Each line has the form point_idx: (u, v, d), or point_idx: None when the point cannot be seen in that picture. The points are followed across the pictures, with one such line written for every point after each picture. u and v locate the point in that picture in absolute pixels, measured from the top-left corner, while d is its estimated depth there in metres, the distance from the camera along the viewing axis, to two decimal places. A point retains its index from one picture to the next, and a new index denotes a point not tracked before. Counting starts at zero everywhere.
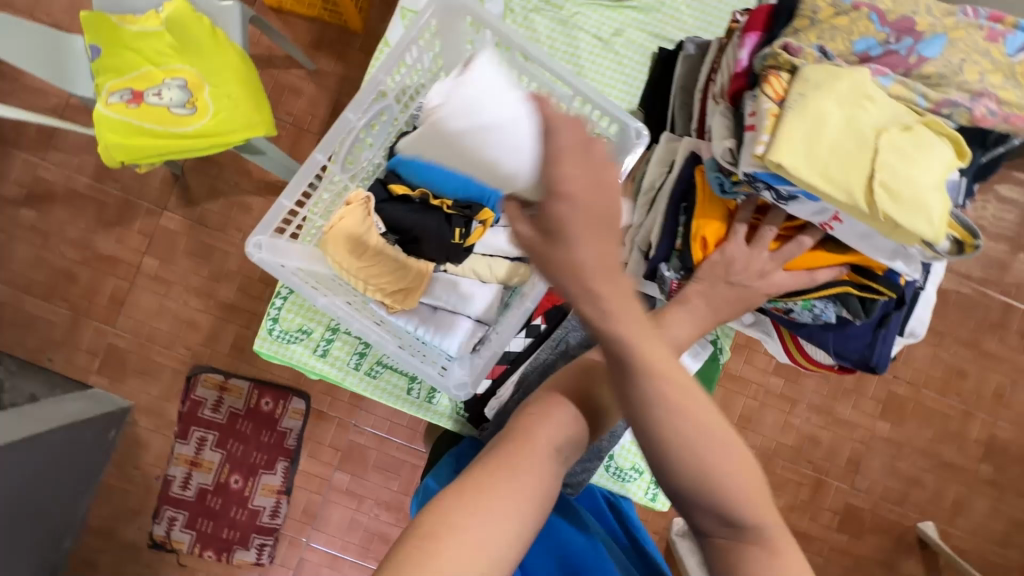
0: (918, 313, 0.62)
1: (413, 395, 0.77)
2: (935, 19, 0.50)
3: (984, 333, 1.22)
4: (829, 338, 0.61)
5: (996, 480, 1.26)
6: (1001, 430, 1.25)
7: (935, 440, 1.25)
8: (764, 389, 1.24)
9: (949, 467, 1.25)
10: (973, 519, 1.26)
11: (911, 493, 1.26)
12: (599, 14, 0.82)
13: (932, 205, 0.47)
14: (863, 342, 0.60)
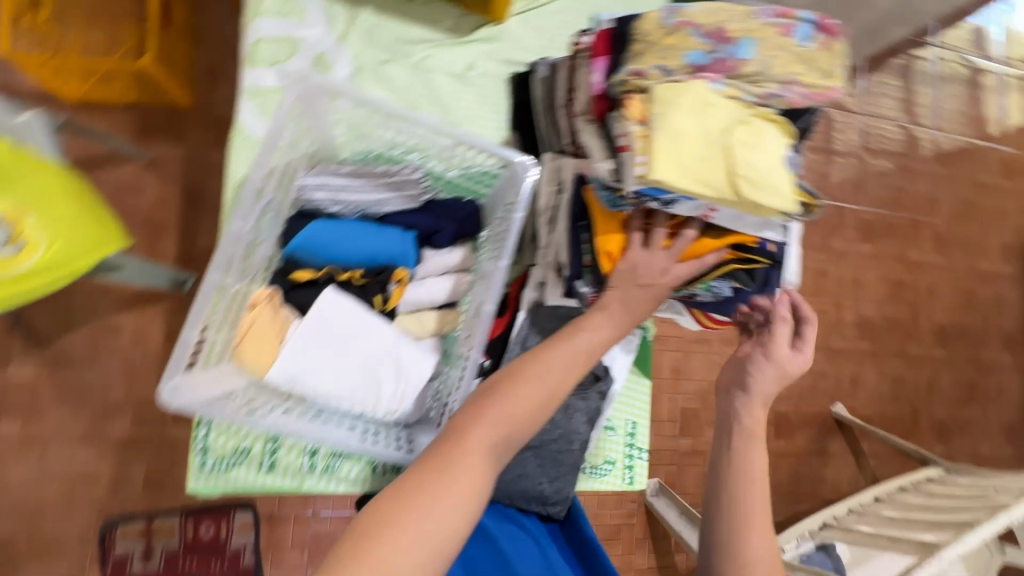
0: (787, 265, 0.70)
1: (379, 473, 0.74)
2: (743, 25, 0.58)
3: (829, 236, 1.46)
4: (726, 307, 0.68)
5: (873, 350, 1.50)
6: (863, 309, 1.49)
7: (821, 334, 1.46)
8: None
9: (838, 352, 1.47)
10: (866, 388, 1.49)
11: (817, 384, 1.46)
12: (448, 54, 0.84)
13: (782, 182, 0.55)
14: (755, 304, 0.66)
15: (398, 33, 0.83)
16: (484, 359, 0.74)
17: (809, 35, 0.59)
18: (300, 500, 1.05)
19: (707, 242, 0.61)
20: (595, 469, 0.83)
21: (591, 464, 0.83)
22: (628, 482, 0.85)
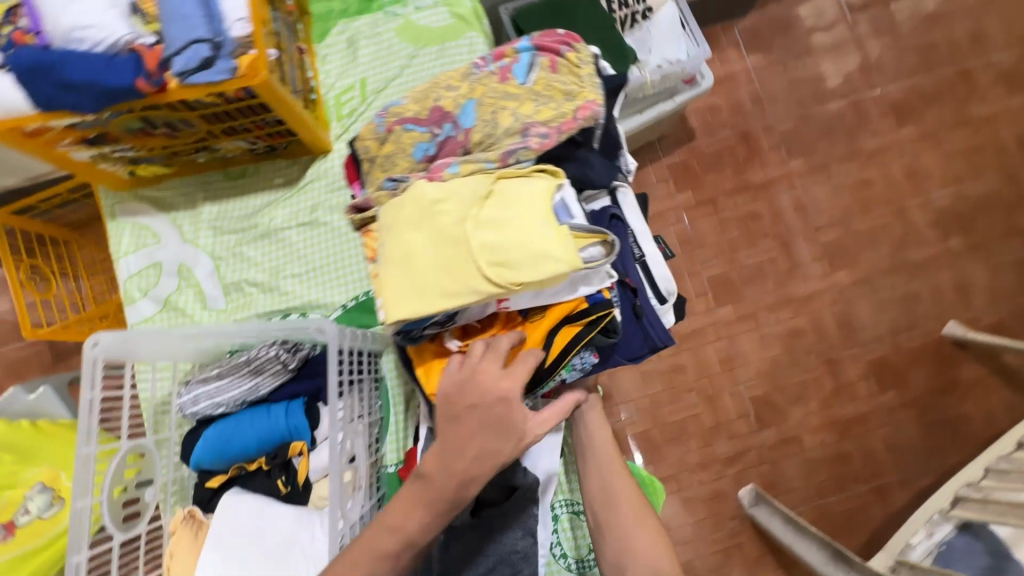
0: (659, 276, 0.82)
1: None
2: (455, 97, 0.75)
3: (769, 200, 1.55)
4: (620, 356, 0.75)
5: (865, 278, 1.53)
6: (836, 247, 1.54)
7: (804, 287, 1.52)
8: None
9: (829, 296, 1.51)
10: (873, 317, 1.51)
11: (822, 333, 1.50)
12: (287, 210, 0.96)
13: (544, 249, 0.61)
14: (641, 338, 0.76)
15: (245, 212, 0.97)
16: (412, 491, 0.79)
17: (527, 68, 0.77)
18: None
19: (536, 330, 0.70)
20: (582, 563, 0.79)
21: (575, 559, 0.79)
22: None
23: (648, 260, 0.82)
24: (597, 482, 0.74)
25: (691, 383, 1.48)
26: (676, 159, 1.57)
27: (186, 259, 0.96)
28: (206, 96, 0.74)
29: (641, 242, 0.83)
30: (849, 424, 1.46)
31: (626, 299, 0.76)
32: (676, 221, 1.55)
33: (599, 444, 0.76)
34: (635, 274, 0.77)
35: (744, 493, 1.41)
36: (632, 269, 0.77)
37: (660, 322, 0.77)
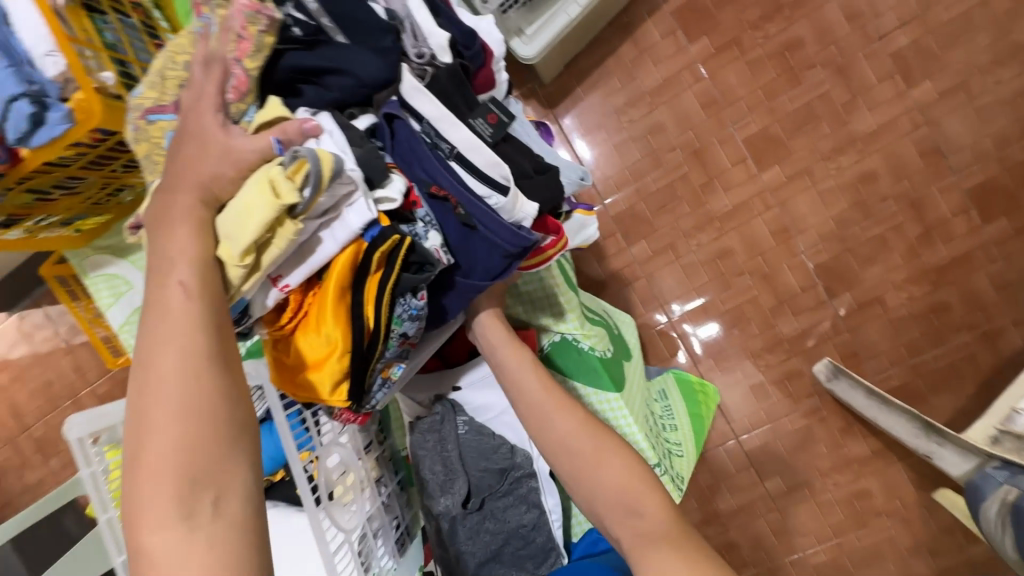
0: (485, 162, 0.66)
1: None
2: (168, 59, 0.63)
3: (814, 17, 1.22)
4: (476, 279, 0.67)
5: (957, 84, 1.19)
6: (916, 54, 1.19)
7: (875, 119, 1.22)
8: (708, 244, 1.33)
9: (907, 122, 1.21)
10: (975, 132, 1.19)
11: (903, 170, 1.22)
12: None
13: (251, 212, 0.53)
14: (486, 248, 0.65)
15: None
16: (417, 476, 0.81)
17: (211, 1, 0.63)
18: None
19: (330, 290, 0.61)
20: None
21: None
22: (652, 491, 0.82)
23: (462, 147, 0.66)
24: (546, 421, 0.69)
25: (743, 266, 1.31)
26: (681, 1, 1.26)
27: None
28: (66, 150, 0.77)
29: (445, 132, 0.66)
30: (944, 269, 1.24)
31: (443, 214, 0.65)
32: (694, 81, 1.28)
33: (527, 379, 0.71)
34: (446, 178, 0.64)
35: (820, 368, 1.28)
36: (438, 173, 0.64)
37: (500, 222, 0.64)
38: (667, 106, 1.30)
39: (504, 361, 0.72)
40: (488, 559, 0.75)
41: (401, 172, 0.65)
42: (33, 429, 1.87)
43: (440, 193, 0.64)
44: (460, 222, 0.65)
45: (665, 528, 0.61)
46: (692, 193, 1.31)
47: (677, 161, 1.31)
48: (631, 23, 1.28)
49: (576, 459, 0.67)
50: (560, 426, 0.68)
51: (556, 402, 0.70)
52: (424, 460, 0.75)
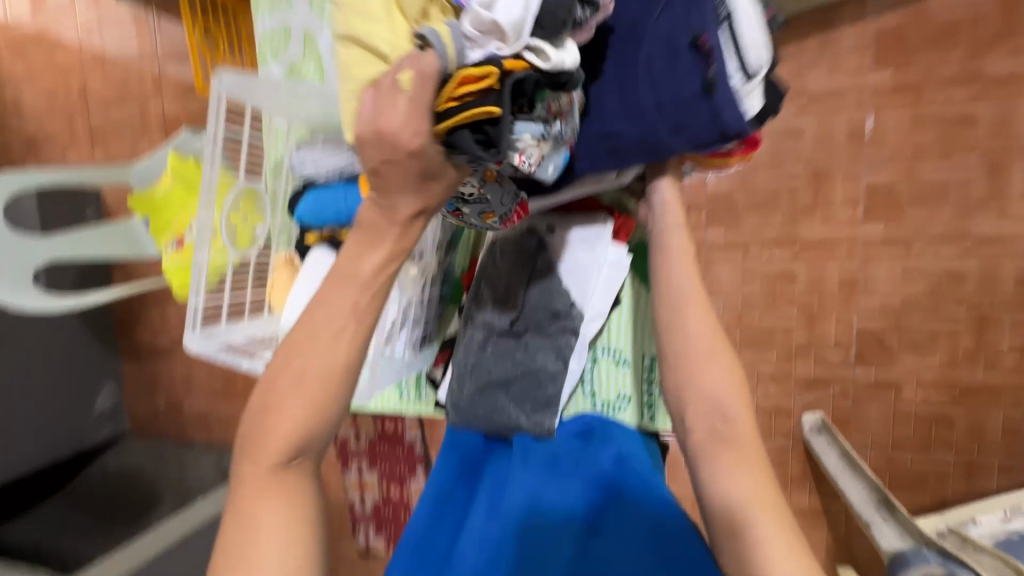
0: (754, 49, 0.65)
1: (405, 395, 1.01)
2: None
3: (1001, 104, 1.18)
4: (678, 141, 0.65)
5: None
6: None
7: (996, 228, 1.21)
8: (785, 269, 1.33)
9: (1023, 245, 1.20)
10: None
11: (988, 286, 1.22)
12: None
13: None
14: (707, 119, 0.64)
15: None
16: (466, 294, 0.91)
17: None
18: None
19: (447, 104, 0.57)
20: (610, 405, 0.92)
21: (605, 399, 0.92)
22: (650, 419, 0.90)
23: (735, 22, 0.65)
24: (672, 303, 0.71)
25: (796, 296, 1.33)
26: (892, 22, 1.21)
27: (311, 26, 1.01)
28: None
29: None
30: (969, 391, 1.26)
31: (693, 70, 0.63)
32: (856, 107, 1.25)
33: (677, 265, 0.73)
34: (715, 36, 0.63)
35: (808, 419, 1.35)
36: (711, 24, 0.63)
37: (736, 101, 0.63)
38: (816, 116, 1.27)
39: (668, 235, 0.74)
40: (498, 383, 0.84)
41: (679, 15, 0.63)
42: (93, 117, 1.92)
43: (705, 44, 0.62)
44: (705, 83, 0.63)
45: (747, 442, 0.64)
46: (791, 209, 1.31)
47: (795, 173, 1.30)
48: (831, 20, 1.24)
49: (693, 348, 0.68)
50: (692, 314, 0.69)
51: (694, 294, 0.71)
52: (500, 274, 0.86)
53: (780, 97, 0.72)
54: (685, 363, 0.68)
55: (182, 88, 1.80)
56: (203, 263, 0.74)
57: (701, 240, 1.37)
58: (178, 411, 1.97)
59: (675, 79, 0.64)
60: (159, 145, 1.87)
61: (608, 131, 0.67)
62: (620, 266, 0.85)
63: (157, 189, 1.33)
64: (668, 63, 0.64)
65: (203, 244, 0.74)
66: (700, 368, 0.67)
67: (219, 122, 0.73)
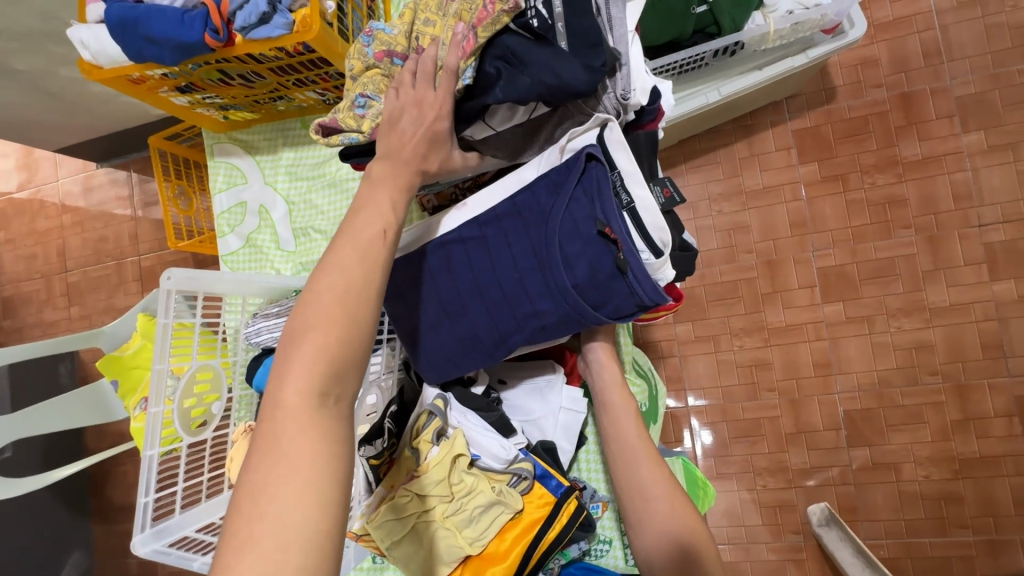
0: (655, 225, 0.71)
1: (376, 561, 0.92)
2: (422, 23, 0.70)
3: (922, 185, 1.26)
4: (602, 313, 0.72)
5: None
6: (996, 238, 1.23)
7: (949, 295, 1.24)
8: (758, 357, 1.33)
9: (978, 310, 1.23)
10: None
11: (955, 352, 1.24)
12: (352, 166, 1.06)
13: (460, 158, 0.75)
14: (625, 294, 0.70)
15: (316, 161, 1.09)
16: None
17: None
18: None
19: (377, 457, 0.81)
20: (594, 549, 0.88)
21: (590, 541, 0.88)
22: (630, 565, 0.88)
23: (635, 203, 0.72)
24: (630, 465, 0.81)
25: (775, 383, 1.32)
26: (807, 123, 1.33)
27: (266, 201, 1.10)
28: (269, 51, 0.86)
29: (630, 186, 0.72)
30: (969, 463, 1.22)
31: (604, 254, 0.69)
32: (792, 198, 1.33)
33: (628, 430, 0.83)
34: (620, 225, 0.68)
35: (814, 510, 1.27)
36: (615, 216, 0.68)
37: (650, 277, 0.68)
38: (757, 211, 1.35)
39: (611, 397, 0.85)
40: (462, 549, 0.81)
41: (582, 206, 0.69)
42: (70, 273, 1.97)
43: (610, 234, 0.68)
44: (616, 264, 0.68)
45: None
46: (753, 297, 1.34)
47: (749, 264, 1.35)
48: (753, 126, 1.35)
49: (654, 507, 0.78)
50: (646, 475, 0.80)
51: (644, 453, 0.82)
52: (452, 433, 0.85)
53: (686, 250, 0.81)
54: (651, 518, 0.78)
55: (158, 239, 1.87)
56: (155, 458, 0.70)
57: (671, 335, 1.38)
58: (151, 574, 1.82)
59: (587, 261, 0.69)
60: (135, 294, 1.91)
61: (535, 310, 0.72)
62: (577, 410, 0.87)
63: (128, 348, 1.34)
64: (581, 248, 0.69)
65: (153, 438, 0.70)
66: (663, 522, 0.76)
67: (170, 315, 0.72)
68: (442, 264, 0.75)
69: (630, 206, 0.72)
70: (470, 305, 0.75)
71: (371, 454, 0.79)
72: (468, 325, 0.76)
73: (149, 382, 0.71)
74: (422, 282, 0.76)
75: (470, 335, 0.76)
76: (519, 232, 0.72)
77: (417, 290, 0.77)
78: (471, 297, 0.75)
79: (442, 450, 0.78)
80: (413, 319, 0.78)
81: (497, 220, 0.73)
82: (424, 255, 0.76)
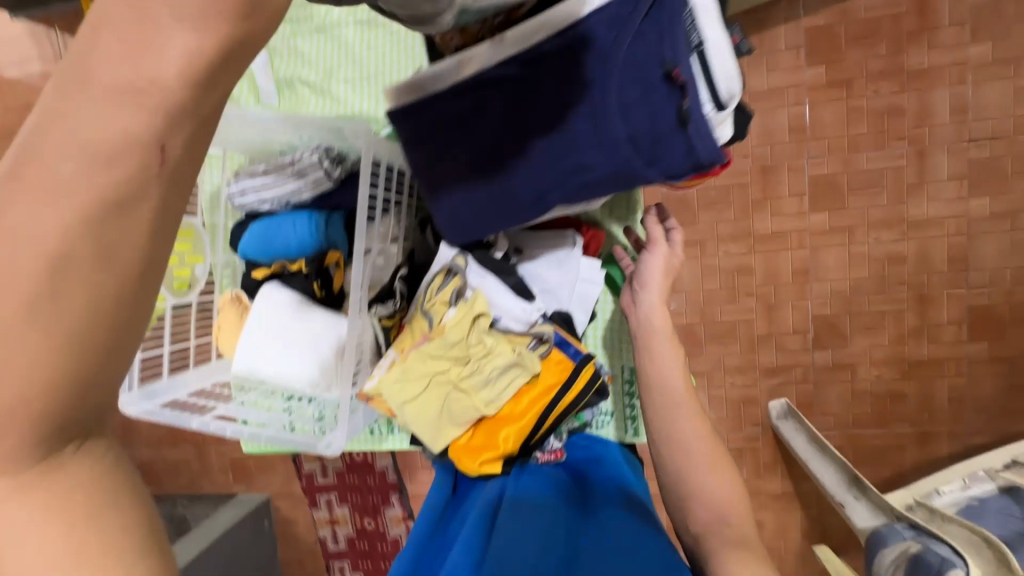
0: (725, 80, 0.67)
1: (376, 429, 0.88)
2: None
3: (924, 94, 1.24)
4: (653, 171, 0.67)
5: (1005, 211, 1.25)
6: (980, 153, 1.24)
7: (927, 209, 1.28)
8: (741, 262, 1.36)
9: (950, 224, 1.27)
10: (991, 259, 1.27)
11: (922, 264, 1.30)
12: (345, 8, 1.07)
13: None
14: (681, 151, 0.66)
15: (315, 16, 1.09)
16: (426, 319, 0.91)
17: None
18: None
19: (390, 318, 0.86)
20: (598, 419, 0.99)
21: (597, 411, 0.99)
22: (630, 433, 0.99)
23: (704, 48, 0.67)
24: (664, 405, 0.87)
25: (754, 288, 1.37)
26: (821, 21, 1.26)
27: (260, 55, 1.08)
28: None
29: (700, 27, 0.67)
30: (917, 365, 1.33)
31: (668, 101, 0.64)
32: (795, 102, 1.29)
33: (672, 376, 0.87)
34: (687, 68, 0.64)
35: (774, 405, 1.38)
36: (683, 59, 0.64)
37: (710, 132, 0.65)
38: (758, 114, 1.31)
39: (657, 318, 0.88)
40: None
41: (649, 46, 0.63)
42: None
43: (678, 77, 0.63)
44: (679, 113, 0.64)
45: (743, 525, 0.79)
46: (743, 203, 1.34)
47: (744, 169, 1.33)
48: (765, 20, 1.28)
49: (687, 448, 0.84)
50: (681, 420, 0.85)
51: (684, 395, 0.87)
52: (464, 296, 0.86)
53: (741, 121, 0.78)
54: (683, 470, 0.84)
55: None
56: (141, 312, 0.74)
57: None
58: None
59: (648, 109, 0.64)
60: None
61: (581, 163, 0.66)
62: (594, 280, 0.88)
63: None
64: (641, 96, 0.64)
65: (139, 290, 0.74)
66: (699, 471, 0.83)
67: None
68: (478, 108, 0.68)
69: (699, 62, 0.67)
70: (511, 153, 0.69)
71: (385, 312, 0.85)
72: (503, 179, 0.71)
73: None
74: (455, 124, 0.71)
75: (505, 189, 0.71)
76: (571, 80, 0.64)
77: (450, 133, 0.71)
78: (510, 149, 0.69)
79: (459, 311, 0.78)
80: (452, 170, 0.74)
81: (542, 58, 0.64)
82: (457, 96, 0.69)
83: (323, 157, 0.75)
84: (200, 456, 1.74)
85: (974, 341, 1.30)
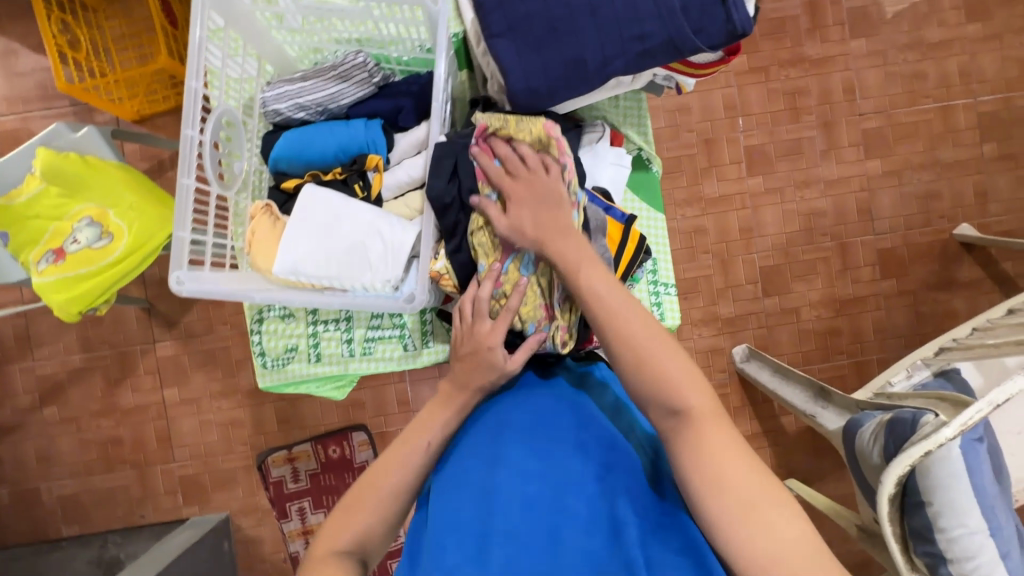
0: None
1: (409, 348, 0.86)
2: None
3: (821, 78, 1.52)
4: (698, 41, 0.70)
5: (893, 169, 1.54)
6: (867, 123, 1.53)
7: (835, 170, 1.53)
8: (695, 224, 1.53)
9: (854, 182, 1.54)
10: (887, 209, 1.54)
11: (837, 215, 1.54)
12: None
13: None
14: (721, 21, 0.69)
15: None
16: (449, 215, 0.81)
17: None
18: (400, 419, 1.51)
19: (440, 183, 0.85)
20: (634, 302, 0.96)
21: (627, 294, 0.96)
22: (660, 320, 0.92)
23: None
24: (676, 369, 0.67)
25: (709, 246, 1.53)
26: None
27: None
28: None
29: None
30: (846, 303, 1.55)
31: None
32: (725, 85, 1.52)
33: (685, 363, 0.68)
34: None
35: (738, 350, 1.51)
36: None
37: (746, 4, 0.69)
38: (697, 96, 1.53)
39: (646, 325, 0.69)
40: None
41: None
42: None
43: None
44: None
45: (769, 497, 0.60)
46: (692, 171, 1.53)
47: (690, 141, 1.52)
48: None
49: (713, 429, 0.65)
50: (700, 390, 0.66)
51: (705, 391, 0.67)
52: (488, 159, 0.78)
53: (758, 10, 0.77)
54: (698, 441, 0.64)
55: (20, 99, 1.50)
56: (190, 188, 0.75)
57: None
58: (34, 504, 1.53)
59: None
60: None
61: (642, 32, 0.70)
62: (623, 165, 0.87)
63: (19, 193, 1.07)
64: None
65: (187, 168, 0.76)
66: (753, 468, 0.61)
67: (198, 78, 0.76)
68: None
69: None
70: (579, 21, 0.72)
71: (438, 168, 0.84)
72: (575, 45, 0.72)
73: (181, 106, 0.75)
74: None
75: (575, 56, 0.73)
76: None
77: (523, 6, 0.73)
78: (581, 14, 0.72)
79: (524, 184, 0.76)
80: (514, 40, 0.73)
81: None
82: None
83: (369, 59, 0.80)
84: (143, 479, 1.52)
85: (885, 278, 1.55)
